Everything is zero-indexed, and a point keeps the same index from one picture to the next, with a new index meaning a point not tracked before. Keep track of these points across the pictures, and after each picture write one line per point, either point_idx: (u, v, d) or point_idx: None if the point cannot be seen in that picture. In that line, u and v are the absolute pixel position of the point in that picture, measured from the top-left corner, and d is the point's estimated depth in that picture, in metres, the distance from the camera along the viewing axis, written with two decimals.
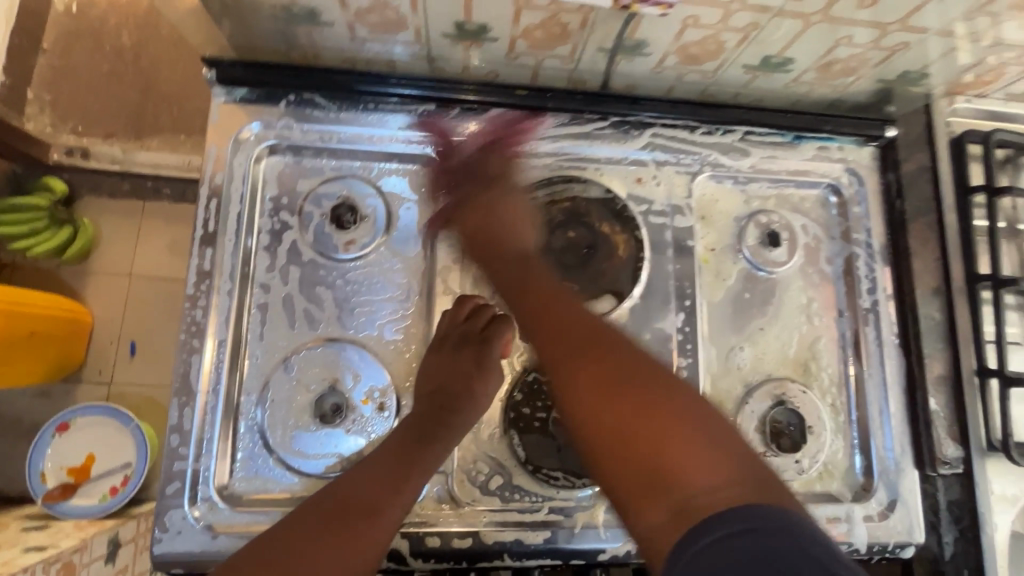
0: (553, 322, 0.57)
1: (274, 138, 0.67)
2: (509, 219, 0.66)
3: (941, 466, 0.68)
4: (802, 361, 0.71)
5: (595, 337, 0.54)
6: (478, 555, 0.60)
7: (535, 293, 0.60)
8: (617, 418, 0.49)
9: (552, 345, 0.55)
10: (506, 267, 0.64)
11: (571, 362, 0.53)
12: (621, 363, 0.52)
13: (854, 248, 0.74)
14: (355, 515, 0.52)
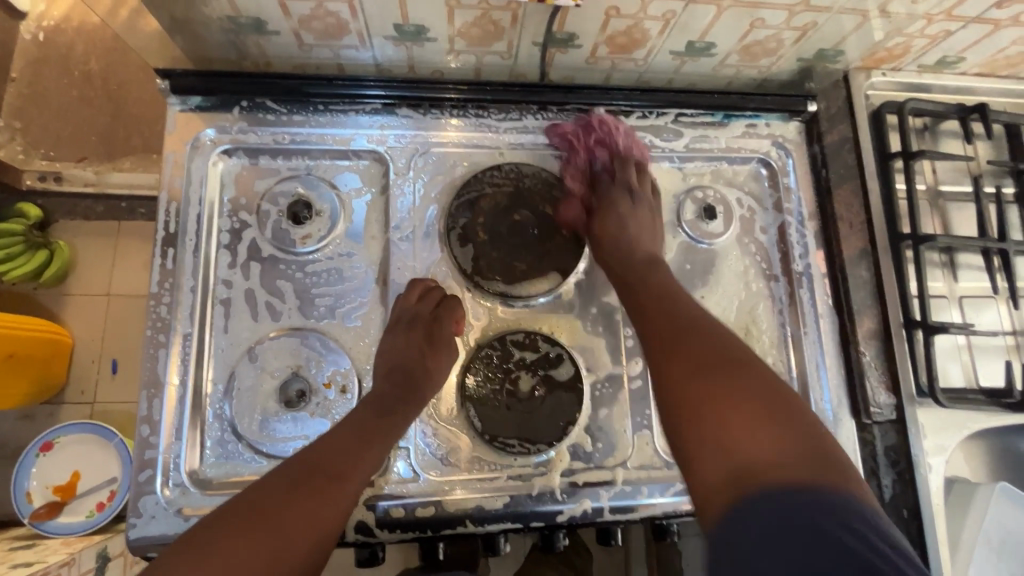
0: (663, 315, 0.57)
1: (228, 142, 0.70)
2: (637, 230, 0.68)
3: (875, 415, 0.72)
4: (742, 325, 0.76)
5: (693, 329, 0.53)
6: (441, 522, 0.64)
7: (651, 290, 0.61)
8: (701, 397, 0.47)
9: (660, 334, 0.55)
10: (627, 272, 0.65)
11: (671, 351, 0.52)
12: (728, 354, 0.50)
13: (785, 217, 0.79)
14: (321, 479, 0.54)
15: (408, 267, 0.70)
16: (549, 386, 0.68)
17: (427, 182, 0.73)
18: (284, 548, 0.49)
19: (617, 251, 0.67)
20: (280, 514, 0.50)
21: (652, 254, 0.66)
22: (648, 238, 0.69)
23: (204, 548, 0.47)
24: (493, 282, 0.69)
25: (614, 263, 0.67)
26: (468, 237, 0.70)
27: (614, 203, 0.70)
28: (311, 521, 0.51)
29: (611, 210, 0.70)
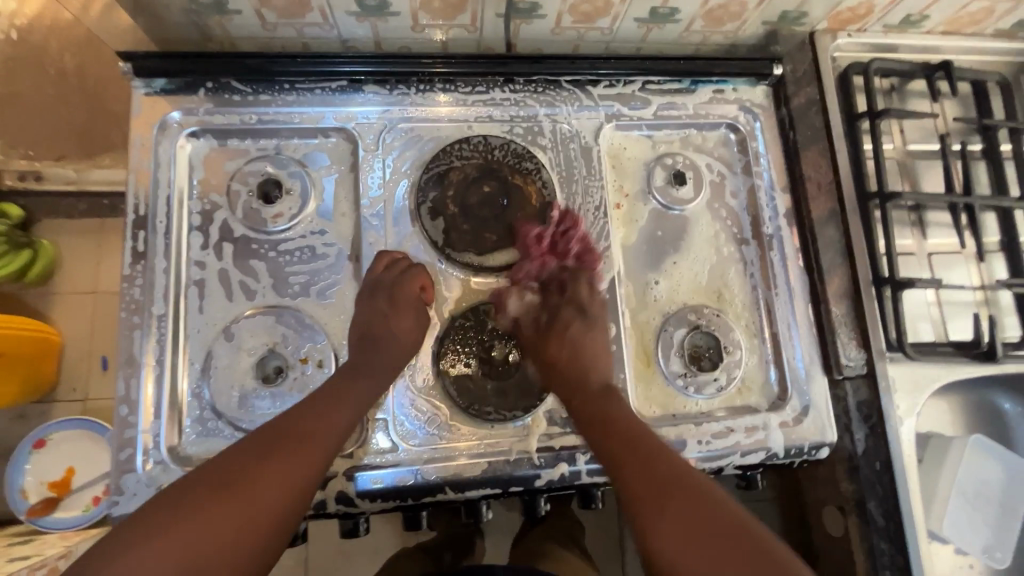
0: (636, 459, 0.57)
1: (195, 125, 0.70)
2: (589, 353, 0.68)
3: (846, 371, 0.74)
4: (715, 289, 0.77)
5: (675, 485, 0.54)
6: (421, 490, 0.65)
7: (617, 428, 0.60)
8: (704, 574, 0.48)
9: (638, 488, 0.55)
10: (585, 403, 0.64)
11: (657, 507, 0.53)
12: (712, 511, 0.52)
13: (756, 180, 0.79)
14: (287, 444, 0.55)
15: (380, 243, 0.71)
16: (521, 353, 0.70)
17: (396, 158, 0.73)
18: (250, 511, 0.51)
19: (584, 392, 0.65)
20: (243, 480, 0.52)
21: (604, 378, 0.67)
22: (603, 365, 0.68)
23: (166, 516, 0.49)
24: (465, 253, 0.70)
25: (571, 394, 0.65)
26: (438, 211, 0.71)
27: (574, 338, 0.69)
28: (280, 476, 0.53)
29: (569, 338, 0.69)
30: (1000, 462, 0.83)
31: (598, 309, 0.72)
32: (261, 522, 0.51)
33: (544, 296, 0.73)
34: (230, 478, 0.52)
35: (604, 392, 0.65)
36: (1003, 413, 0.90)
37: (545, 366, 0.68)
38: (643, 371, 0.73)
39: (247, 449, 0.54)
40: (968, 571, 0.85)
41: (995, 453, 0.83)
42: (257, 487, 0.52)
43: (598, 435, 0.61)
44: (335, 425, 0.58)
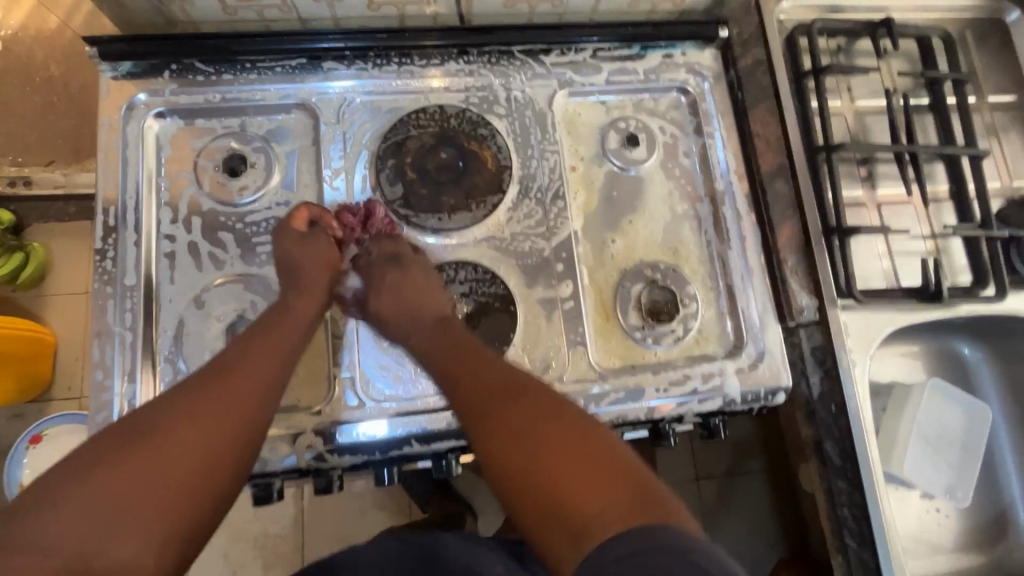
0: (473, 384, 0.59)
1: (161, 105, 0.73)
2: (416, 289, 0.68)
3: (798, 317, 0.76)
4: (670, 245, 0.79)
5: (516, 390, 0.56)
6: (388, 444, 0.68)
7: (459, 360, 0.62)
8: (535, 472, 0.50)
9: (479, 410, 0.56)
10: (431, 334, 0.65)
11: (495, 413, 0.55)
12: (536, 414, 0.54)
13: (707, 140, 0.82)
14: (217, 387, 0.55)
15: (343, 210, 0.74)
16: (481, 310, 0.72)
17: (355, 130, 0.76)
18: (183, 443, 0.50)
19: (419, 323, 0.66)
20: (176, 423, 0.51)
21: (444, 312, 0.68)
22: (436, 297, 0.69)
23: (90, 461, 0.48)
24: (424, 216, 0.73)
25: (412, 335, 0.67)
26: (397, 177, 0.74)
27: (403, 275, 0.69)
28: (200, 415, 0.52)
29: (394, 279, 0.68)
30: (958, 404, 0.85)
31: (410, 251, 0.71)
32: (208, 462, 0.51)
33: (364, 270, 0.72)
34: (160, 424, 0.51)
35: (439, 322, 0.66)
36: (963, 359, 0.93)
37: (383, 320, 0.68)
38: (604, 325, 0.76)
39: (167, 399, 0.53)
40: (934, 514, 0.87)
41: (954, 396, 0.85)
42: (195, 429, 0.51)
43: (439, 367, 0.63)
44: (256, 363, 0.58)
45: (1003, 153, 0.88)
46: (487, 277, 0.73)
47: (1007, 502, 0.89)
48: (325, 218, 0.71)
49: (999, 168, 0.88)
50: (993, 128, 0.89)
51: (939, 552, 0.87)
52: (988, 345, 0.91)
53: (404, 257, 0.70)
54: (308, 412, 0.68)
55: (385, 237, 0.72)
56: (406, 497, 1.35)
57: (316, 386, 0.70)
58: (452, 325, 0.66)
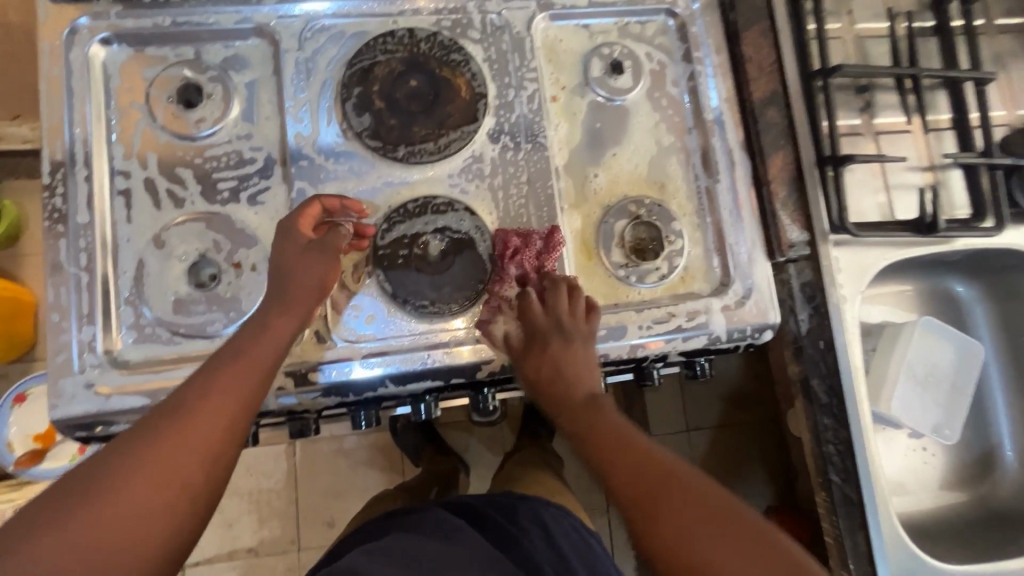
0: (629, 465, 0.53)
1: (105, 31, 0.68)
2: (572, 363, 0.63)
3: (787, 252, 0.73)
4: (656, 180, 0.76)
5: (670, 476, 0.50)
6: (361, 385, 0.66)
7: (602, 442, 0.56)
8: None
9: (636, 493, 0.50)
10: (573, 416, 0.60)
11: (651, 508, 0.49)
12: (704, 504, 0.48)
13: (696, 66, 0.77)
14: (176, 439, 0.47)
15: (307, 142, 0.69)
16: (457, 247, 0.68)
17: (319, 56, 0.71)
18: (153, 473, 0.44)
19: (570, 406, 0.61)
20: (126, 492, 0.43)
21: (592, 390, 0.61)
22: (590, 373, 0.63)
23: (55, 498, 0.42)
24: (394, 148, 0.69)
25: (563, 413, 0.61)
26: (365, 107, 0.69)
27: (550, 352, 0.64)
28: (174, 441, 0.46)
29: (548, 358, 0.63)
30: (951, 343, 0.83)
31: (574, 320, 0.65)
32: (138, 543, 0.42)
33: (516, 317, 0.67)
34: (120, 465, 0.44)
35: (592, 403, 0.60)
36: (955, 297, 0.91)
37: (534, 387, 0.64)
38: (586, 263, 0.73)
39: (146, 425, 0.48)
40: (920, 452, 0.87)
41: (947, 334, 0.83)
42: (141, 492, 0.43)
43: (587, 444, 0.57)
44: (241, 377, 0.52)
45: (1010, 80, 0.84)
46: (461, 212, 0.69)
47: (994, 440, 0.89)
48: (335, 211, 0.65)
49: (1005, 96, 0.83)
50: (1001, 52, 0.84)
51: (924, 489, 0.86)
52: (982, 283, 0.88)
53: (575, 323, 0.64)
54: None
55: (525, 299, 0.66)
56: (398, 452, 1.35)
57: None
58: (600, 404, 0.60)
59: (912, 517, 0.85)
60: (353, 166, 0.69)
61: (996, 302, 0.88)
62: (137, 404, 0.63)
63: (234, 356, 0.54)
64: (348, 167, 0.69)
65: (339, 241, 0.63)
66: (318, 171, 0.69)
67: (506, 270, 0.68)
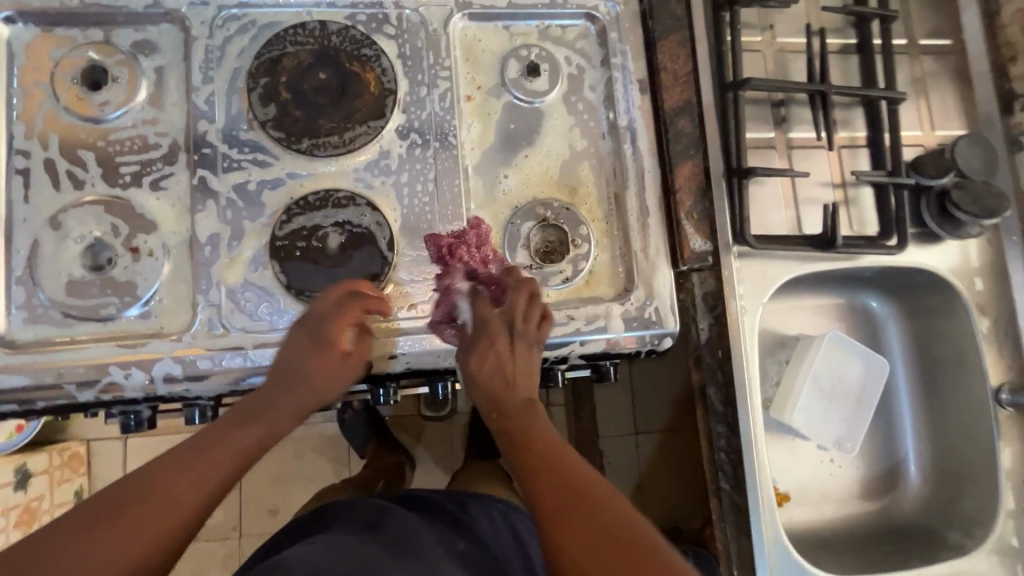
0: (554, 481, 0.54)
1: (9, 8, 0.68)
2: (517, 371, 0.64)
3: (689, 261, 0.74)
4: (567, 184, 0.76)
5: (592, 500, 0.52)
6: (249, 372, 0.66)
7: (538, 448, 0.58)
8: None
9: (554, 505, 0.52)
10: (501, 418, 0.62)
11: (568, 529, 0.50)
12: (618, 534, 0.49)
13: (613, 72, 0.77)
14: (171, 476, 0.54)
15: (213, 129, 0.69)
16: (356, 241, 0.69)
17: (230, 45, 0.71)
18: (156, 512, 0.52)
19: (496, 399, 0.63)
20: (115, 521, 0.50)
21: (530, 397, 0.63)
22: (528, 379, 0.64)
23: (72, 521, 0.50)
24: (299, 139, 0.69)
25: (495, 412, 0.63)
26: (270, 97, 0.69)
27: (501, 347, 0.64)
28: (178, 486, 0.54)
29: (494, 352, 0.64)
30: (860, 357, 0.84)
31: (522, 314, 0.65)
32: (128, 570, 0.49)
33: (467, 306, 0.68)
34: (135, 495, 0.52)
35: (523, 407, 0.62)
36: (871, 313, 0.92)
37: (477, 378, 0.64)
38: None
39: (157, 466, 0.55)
40: (827, 464, 0.87)
41: (855, 349, 0.84)
42: (125, 524, 0.50)
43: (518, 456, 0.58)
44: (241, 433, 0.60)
45: (927, 100, 0.84)
46: (362, 207, 0.69)
47: (900, 455, 0.90)
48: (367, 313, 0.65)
49: (921, 116, 0.84)
50: (921, 72, 0.85)
51: (828, 501, 0.87)
52: (896, 299, 0.90)
53: (524, 325, 0.65)
54: (166, 339, 0.65)
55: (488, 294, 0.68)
56: (344, 445, 1.34)
57: (178, 312, 0.67)
58: (530, 409, 0.62)
59: (813, 528, 0.85)
60: (257, 156, 0.69)
61: (909, 318, 0.90)
62: (22, 383, 0.63)
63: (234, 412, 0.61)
64: (252, 157, 0.69)
65: (366, 356, 0.66)
66: (222, 159, 0.69)
67: (451, 269, 0.69)
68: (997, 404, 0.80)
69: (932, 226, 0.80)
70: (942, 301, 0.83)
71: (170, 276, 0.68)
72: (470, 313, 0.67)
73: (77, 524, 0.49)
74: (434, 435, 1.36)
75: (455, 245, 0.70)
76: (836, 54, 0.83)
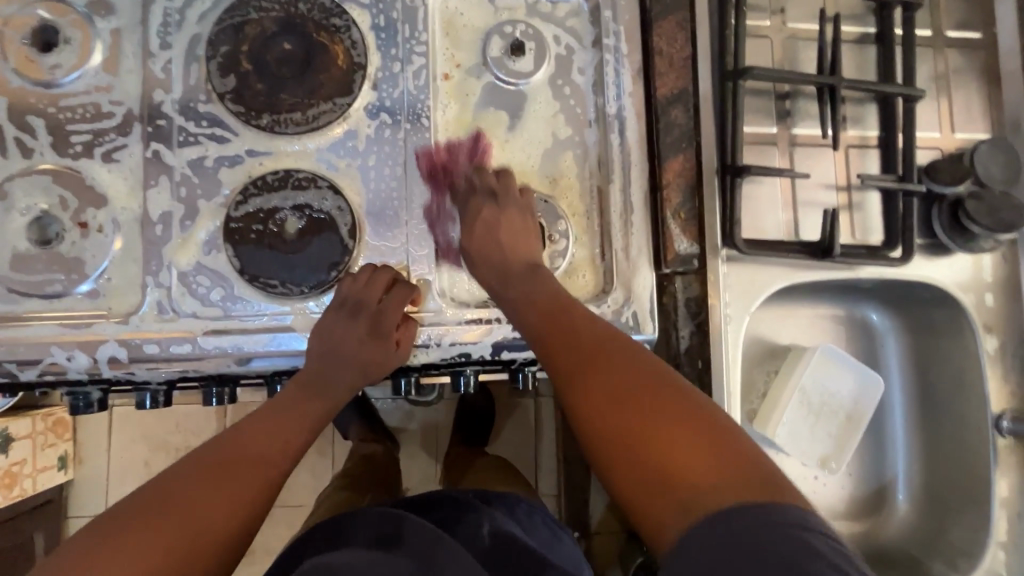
0: (566, 341, 0.53)
1: None
2: (512, 238, 0.63)
3: (673, 264, 0.69)
4: (548, 174, 0.70)
5: (602, 348, 0.51)
6: (197, 360, 0.63)
7: (546, 307, 0.56)
8: (636, 434, 0.44)
9: (568, 361, 0.51)
10: (504, 282, 0.61)
11: (582, 378, 0.49)
12: (628, 376, 0.48)
13: (604, 54, 0.71)
14: (218, 482, 0.53)
15: (169, 100, 0.65)
16: (316, 227, 0.65)
17: (190, 8, 0.66)
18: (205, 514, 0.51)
19: (494, 266, 0.62)
20: (194, 491, 0.51)
21: (530, 262, 0.62)
22: (527, 244, 0.63)
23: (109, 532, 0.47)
24: (259, 115, 0.65)
25: (497, 281, 0.62)
26: (230, 68, 0.65)
27: (492, 225, 0.64)
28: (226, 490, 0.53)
29: (487, 234, 0.63)
30: (853, 372, 0.79)
31: (512, 194, 0.65)
32: (217, 533, 0.50)
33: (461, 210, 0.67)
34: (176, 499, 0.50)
35: (525, 270, 0.61)
36: (869, 325, 0.87)
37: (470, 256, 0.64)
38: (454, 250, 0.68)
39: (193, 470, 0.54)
40: (811, 482, 0.82)
41: (848, 363, 0.79)
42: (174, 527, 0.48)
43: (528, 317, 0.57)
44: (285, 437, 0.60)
45: (949, 100, 0.77)
46: (324, 189, 0.65)
47: (888, 477, 0.85)
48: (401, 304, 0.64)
49: (941, 117, 0.77)
50: (945, 69, 0.78)
51: None
52: (897, 313, 0.84)
53: (512, 196, 0.65)
54: (112, 321, 0.62)
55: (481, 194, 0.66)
56: (328, 430, 1.27)
57: (127, 292, 0.64)
58: (529, 271, 0.61)
59: None
60: (215, 131, 0.65)
61: (910, 333, 0.84)
62: None
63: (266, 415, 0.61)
64: (210, 131, 0.65)
65: (409, 342, 0.65)
66: (178, 133, 0.65)
67: (442, 183, 0.68)
68: (997, 431, 0.75)
69: (942, 237, 0.74)
70: (946, 318, 0.78)
71: (120, 255, 0.64)
72: (462, 224, 0.66)
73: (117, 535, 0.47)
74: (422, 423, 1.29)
75: (429, 156, 0.68)
76: (852, 43, 0.76)
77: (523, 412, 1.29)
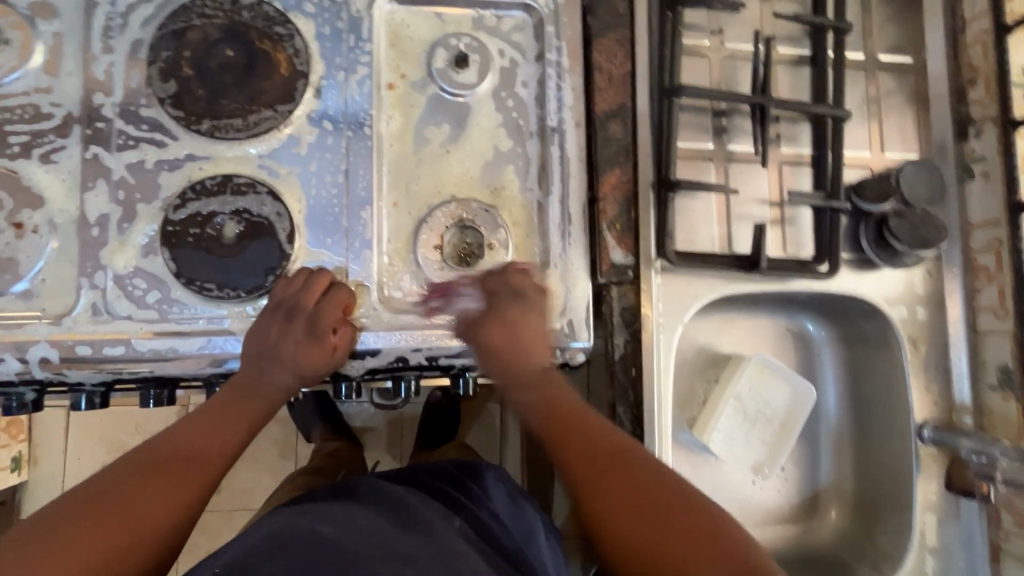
0: (580, 451, 0.59)
1: None
2: (530, 345, 0.66)
3: (608, 274, 0.71)
4: (488, 184, 0.71)
5: (617, 458, 0.58)
6: (129, 362, 0.63)
7: (554, 413, 0.63)
8: (644, 540, 0.52)
9: (580, 469, 0.58)
10: (522, 391, 0.65)
11: (598, 483, 0.57)
12: (639, 484, 0.56)
13: (546, 69, 0.72)
14: (152, 481, 0.53)
15: (109, 103, 0.66)
16: (254, 231, 0.66)
17: (133, 12, 0.67)
18: (137, 513, 0.51)
19: (509, 369, 0.66)
20: (132, 487, 0.52)
21: (544, 364, 0.67)
22: (543, 347, 0.67)
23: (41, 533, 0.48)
24: (198, 120, 0.66)
25: (516, 389, 0.66)
26: (171, 72, 0.66)
27: (506, 327, 0.66)
28: (161, 490, 0.53)
29: (503, 333, 0.66)
30: (787, 381, 0.81)
31: (533, 296, 0.67)
32: (155, 532, 0.51)
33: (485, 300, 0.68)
34: (110, 498, 0.51)
35: (539, 373, 0.66)
36: (807, 335, 0.89)
37: (488, 366, 0.67)
38: (398, 256, 0.69)
39: (130, 472, 0.54)
40: (748, 486, 0.84)
41: (783, 372, 0.81)
42: (103, 527, 0.49)
43: (557, 435, 0.61)
44: (224, 435, 0.60)
45: (879, 122, 0.81)
46: (263, 195, 0.66)
47: (822, 483, 0.88)
48: (338, 309, 0.65)
49: (872, 137, 0.80)
50: (878, 92, 0.81)
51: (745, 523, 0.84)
52: (832, 324, 0.87)
53: (524, 299, 0.67)
54: (45, 322, 0.63)
55: (501, 287, 0.67)
56: (289, 432, 1.27)
57: (60, 293, 0.64)
58: (545, 372, 0.66)
59: None
60: (154, 135, 0.66)
61: (844, 344, 0.87)
62: None
63: (204, 413, 0.61)
64: (150, 135, 0.66)
65: (345, 343, 0.65)
66: (117, 136, 0.65)
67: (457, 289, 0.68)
68: (919, 440, 0.79)
69: (869, 253, 0.77)
70: (876, 330, 0.81)
71: (55, 255, 0.64)
72: (481, 318, 0.67)
73: (50, 535, 0.47)
74: (385, 425, 1.28)
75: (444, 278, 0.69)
76: (788, 64, 0.79)
77: (489, 418, 1.28)
